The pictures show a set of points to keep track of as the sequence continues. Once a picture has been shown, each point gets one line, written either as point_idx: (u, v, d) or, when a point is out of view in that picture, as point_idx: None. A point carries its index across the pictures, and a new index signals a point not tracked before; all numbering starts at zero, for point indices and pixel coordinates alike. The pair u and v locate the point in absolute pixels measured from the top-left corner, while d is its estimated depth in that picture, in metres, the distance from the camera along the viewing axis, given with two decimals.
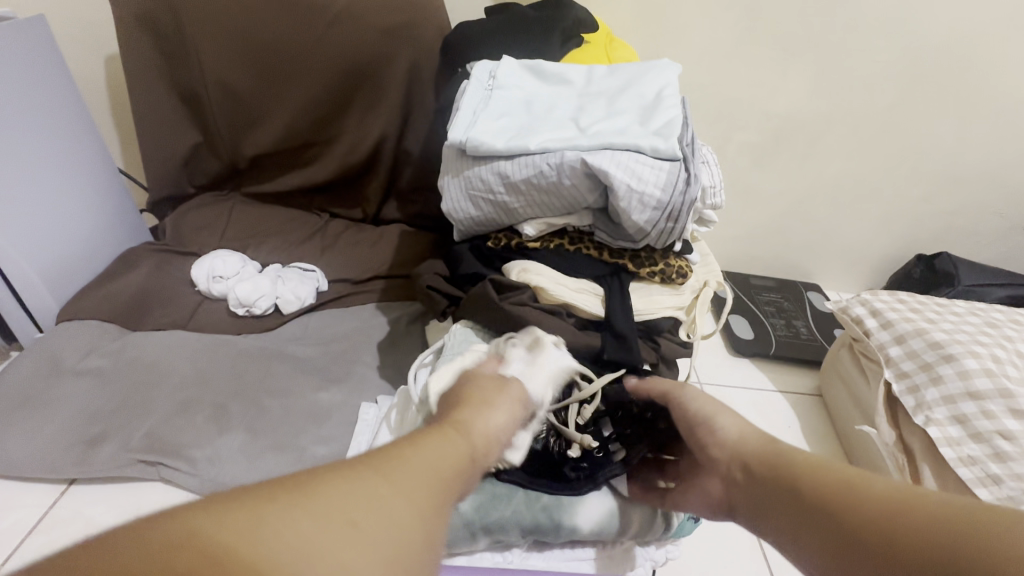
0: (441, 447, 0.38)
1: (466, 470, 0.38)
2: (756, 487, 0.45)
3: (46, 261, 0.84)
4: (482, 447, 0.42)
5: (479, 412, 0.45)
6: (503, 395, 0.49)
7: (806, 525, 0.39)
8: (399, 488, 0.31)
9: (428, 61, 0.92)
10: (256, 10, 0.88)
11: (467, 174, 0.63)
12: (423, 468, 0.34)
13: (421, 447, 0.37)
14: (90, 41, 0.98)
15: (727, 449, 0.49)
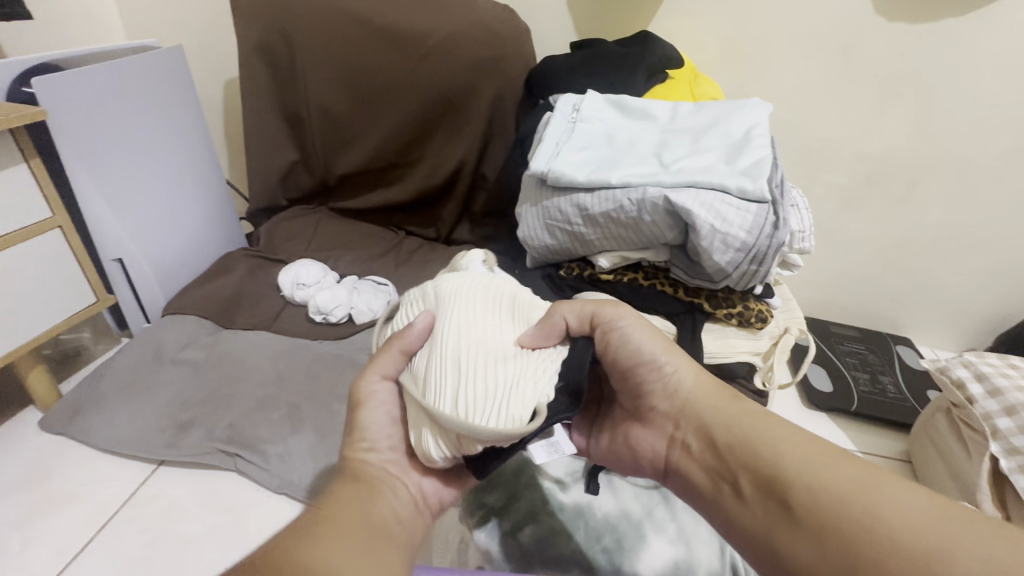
0: (347, 504, 0.41)
1: (370, 499, 0.42)
2: (729, 478, 0.43)
3: (159, 261, 0.94)
4: (385, 474, 0.45)
5: (353, 440, 0.46)
6: (366, 410, 0.46)
7: (799, 541, 0.37)
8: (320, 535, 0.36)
9: (511, 93, 0.95)
10: (356, 43, 0.94)
11: (546, 204, 0.65)
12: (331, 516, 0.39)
13: (329, 515, 0.39)
14: (215, 68, 1.10)
15: (680, 402, 0.47)
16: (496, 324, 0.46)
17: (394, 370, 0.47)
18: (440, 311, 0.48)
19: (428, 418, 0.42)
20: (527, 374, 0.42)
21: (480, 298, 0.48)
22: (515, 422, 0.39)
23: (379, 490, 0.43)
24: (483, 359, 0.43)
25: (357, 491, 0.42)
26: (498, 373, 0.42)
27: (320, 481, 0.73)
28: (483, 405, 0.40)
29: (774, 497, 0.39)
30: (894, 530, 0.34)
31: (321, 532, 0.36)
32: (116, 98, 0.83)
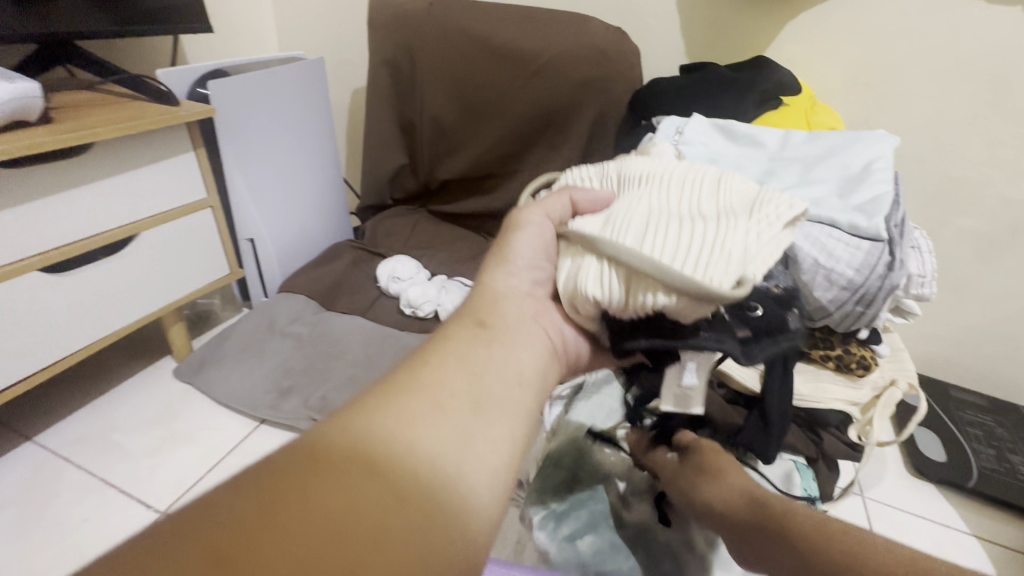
0: (457, 359, 0.35)
1: (484, 355, 0.36)
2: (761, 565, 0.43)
3: (281, 243, 1.06)
4: (508, 325, 0.40)
5: (494, 267, 0.43)
6: (521, 236, 0.44)
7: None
8: (418, 400, 0.31)
9: (615, 112, 0.96)
10: (471, 59, 1.01)
11: None
12: (438, 371, 0.34)
13: (432, 373, 0.34)
14: (347, 78, 1.23)
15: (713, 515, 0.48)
16: (693, 196, 0.41)
17: (560, 215, 0.44)
18: (629, 180, 0.45)
19: (596, 256, 0.38)
20: (740, 237, 0.36)
21: (678, 175, 0.43)
22: (722, 282, 0.33)
23: (502, 341, 0.38)
24: (677, 221, 0.38)
25: (471, 343, 0.37)
26: (696, 234, 0.36)
27: None
28: (680, 253, 0.35)
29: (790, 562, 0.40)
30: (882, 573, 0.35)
31: (418, 399, 0.31)
32: (268, 101, 0.96)
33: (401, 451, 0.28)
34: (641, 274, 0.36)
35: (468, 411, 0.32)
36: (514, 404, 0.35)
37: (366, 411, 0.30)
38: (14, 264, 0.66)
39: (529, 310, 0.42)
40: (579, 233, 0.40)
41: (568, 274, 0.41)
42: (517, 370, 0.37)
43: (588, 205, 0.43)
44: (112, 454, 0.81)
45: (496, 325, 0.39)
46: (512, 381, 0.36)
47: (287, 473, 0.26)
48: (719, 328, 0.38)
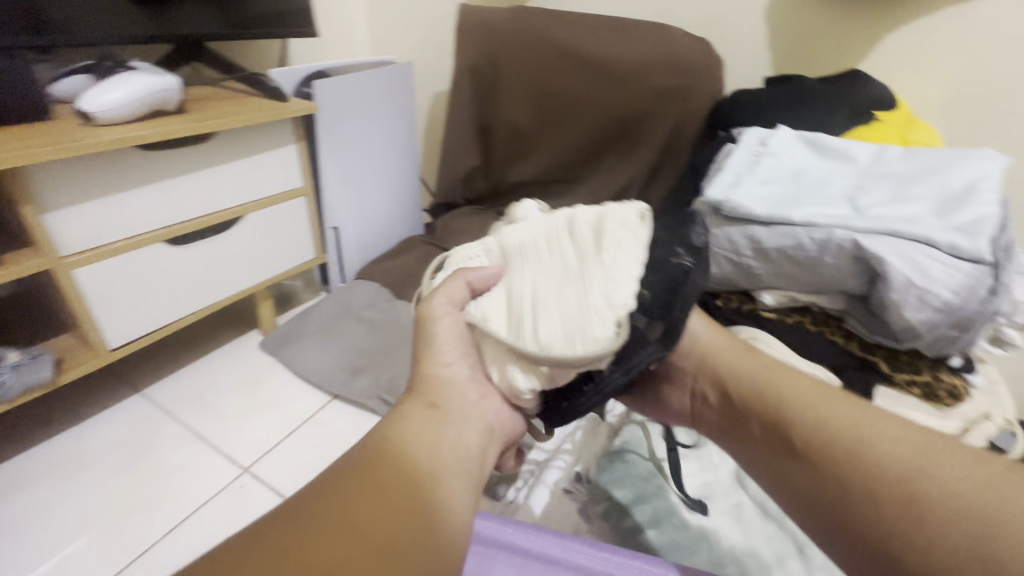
0: (416, 437, 0.41)
1: (434, 435, 0.42)
2: (739, 419, 0.50)
3: (360, 234, 1.13)
4: (457, 405, 0.45)
5: (427, 360, 0.47)
6: (438, 326, 0.48)
7: (803, 478, 0.43)
8: (375, 483, 0.37)
9: (693, 123, 0.94)
10: (551, 66, 1.03)
11: (716, 232, 0.64)
12: (392, 453, 0.39)
13: (394, 450, 0.39)
14: (430, 82, 1.29)
15: (696, 360, 0.54)
16: (562, 253, 0.47)
17: (462, 298, 0.49)
18: (509, 255, 0.51)
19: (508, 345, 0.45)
20: (602, 289, 0.42)
21: (542, 238, 0.49)
22: (605, 342, 0.40)
23: (451, 418, 0.44)
24: (558, 293, 0.44)
25: (427, 421, 0.43)
26: (576, 303, 0.43)
27: None
28: (569, 329, 0.42)
29: (785, 444, 0.45)
30: (883, 463, 0.40)
31: (379, 480, 0.37)
32: (360, 100, 1.03)
33: (368, 527, 0.34)
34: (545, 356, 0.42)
35: (424, 485, 0.38)
36: (466, 480, 0.41)
37: (340, 485, 0.36)
38: (146, 234, 0.76)
39: (468, 389, 0.47)
40: (486, 327, 0.46)
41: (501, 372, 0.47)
42: (467, 449, 0.43)
43: (485, 288, 0.49)
44: (203, 414, 0.90)
45: (446, 405, 0.44)
46: (463, 461, 0.42)
47: (277, 542, 0.33)
48: (636, 340, 0.45)
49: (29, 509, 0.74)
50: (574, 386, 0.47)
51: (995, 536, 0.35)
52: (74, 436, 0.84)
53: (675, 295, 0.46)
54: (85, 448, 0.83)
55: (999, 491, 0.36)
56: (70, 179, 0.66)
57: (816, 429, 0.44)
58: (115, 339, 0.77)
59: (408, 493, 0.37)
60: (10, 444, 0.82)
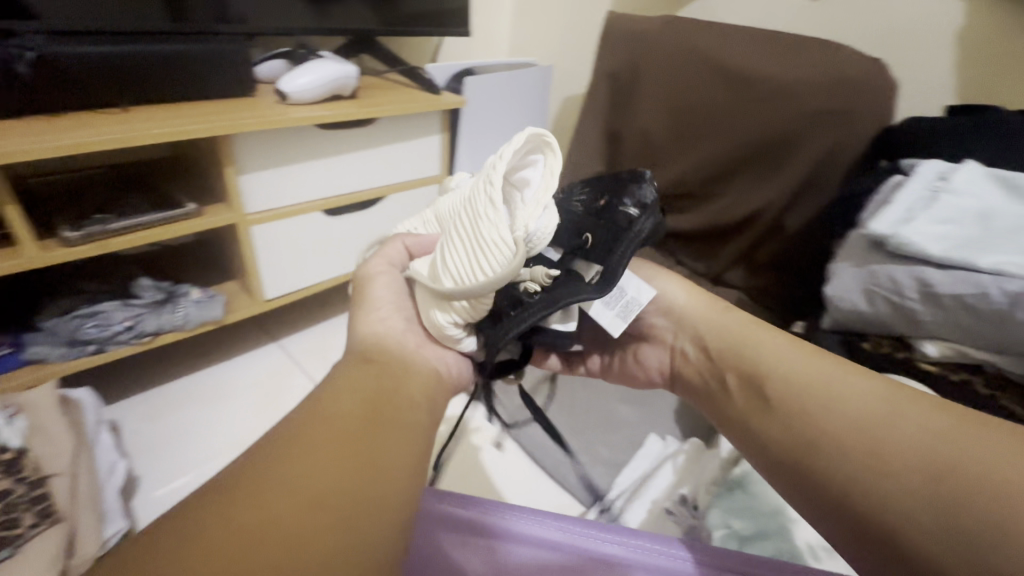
0: (354, 385, 0.38)
1: (369, 388, 0.38)
2: (716, 376, 0.47)
3: None
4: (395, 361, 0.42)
5: (360, 317, 0.45)
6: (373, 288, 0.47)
7: (772, 429, 0.40)
8: (302, 439, 0.33)
9: (850, 148, 0.87)
10: (696, 78, 1.01)
11: (874, 268, 0.59)
12: (319, 407, 0.36)
13: (331, 399, 0.36)
14: (566, 87, 1.32)
15: (674, 319, 0.51)
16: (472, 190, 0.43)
17: (400, 261, 0.49)
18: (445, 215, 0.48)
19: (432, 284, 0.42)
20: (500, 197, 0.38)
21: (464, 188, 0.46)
22: (512, 248, 0.37)
23: (393, 370, 0.40)
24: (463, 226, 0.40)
25: (362, 378, 0.39)
26: (473, 229, 0.39)
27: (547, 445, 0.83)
28: (477, 246, 0.38)
29: (759, 394, 0.42)
30: (847, 418, 0.36)
31: (305, 436, 0.33)
32: (501, 99, 1.07)
33: (297, 483, 0.30)
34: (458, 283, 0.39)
35: (358, 431, 0.34)
36: (419, 417, 0.38)
37: (274, 445, 0.33)
38: (307, 203, 0.85)
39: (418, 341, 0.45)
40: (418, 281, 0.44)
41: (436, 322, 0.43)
42: (414, 391, 0.40)
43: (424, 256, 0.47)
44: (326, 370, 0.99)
45: (387, 357, 0.42)
46: (415, 402, 0.39)
47: (187, 520, 0.28)
48: (570, 281, 0.41)
49: (181, 425, 0.86)
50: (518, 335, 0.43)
51: (947, 490, 0.30)
52: (224, 369, 0.97)
53: (617, 239, 0.43)
54: (231, 380, 0.95)
55: (960, 444, 0.32)
56: (260, 147, 0.76)
57: (790, 398, 0.40)
58: (270, 291, 0.87)
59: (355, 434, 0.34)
60: (178, 365, 0.96)
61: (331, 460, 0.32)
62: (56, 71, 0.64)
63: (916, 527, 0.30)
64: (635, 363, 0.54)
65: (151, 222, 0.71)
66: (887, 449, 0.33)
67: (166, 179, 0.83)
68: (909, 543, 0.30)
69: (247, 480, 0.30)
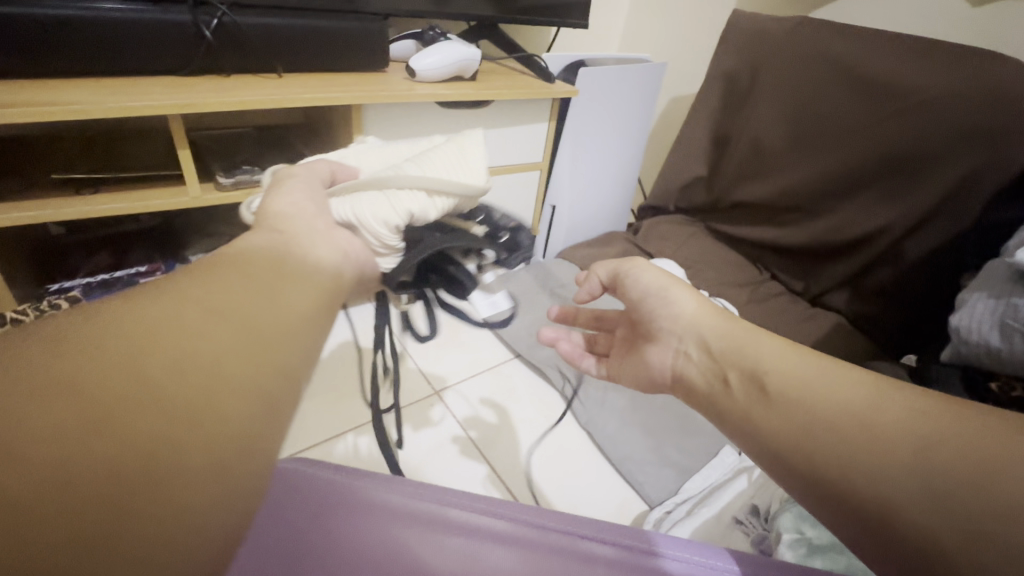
0: (257, 247, 0.32)
1: (279, 244, 0.33)
2: (717, 373, 0.39)
3: (574, 219, 1.20)
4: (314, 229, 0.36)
5: (266, 196, 0.37)
6: (295, 181, 0.40)
7: (770, 421, 0.34)
8: (202, 275, 0.28)
9: (1003, 167, 0.76)
10: (824, 85, 0.95)
11: (1015, 301, 0.53)
12: (223, 255, 0.30)
13: (226, 256, 0.30)
14: (676, 86, 1.30)
15: (681, 320, 0.43)
16: (421, 148, 0.52)
17: (321, 171, 0.44)
18: (371, 161, 0.50)
19: (380, 186, 0.43)
20: (472, 148, 0.50)
21: (404, 149, 0.53)
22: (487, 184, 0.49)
23: (307, 238, 0.35)
24: (423, 158, 0.47)
25: (274, 238, 0.33)
26: (446, 159, 0.47)
27: (617, 439, 0.83)
28: (445, 173, 0.46)
29: (756, 384, 0.36)
30: (840, 404, 0.32)
31: (207, 273, 0.28)
32: (611, 93, 1.07)
33: (193, 309, 0.26)
34: (425, 187, 0.44)
35: (269, 275, 0.30)
36: (314, 322, 0.30)
37: (159, 286, 0.27)
38: None
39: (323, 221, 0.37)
40: (354, 184, 0.43)
41: (350, 224, 0.42)
42: (316, 293, 0.32)
43: (340, 177, 0.46)
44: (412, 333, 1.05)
45: (293, 231, 0.34)
46: (316, 308, 0.31)
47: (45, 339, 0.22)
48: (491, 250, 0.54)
49: None
50: (437, 258, 0.50)
51: (938, 468, 0.27)
52: None
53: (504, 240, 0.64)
54: None
55: (969, 430, 0.28)
56: (388, 120, 0.83)
57: (785, 381, 0.35)
58: None
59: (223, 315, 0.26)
60: None
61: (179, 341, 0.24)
62: (231, 36, 0.73)
63: (914, 515, 0.26)
64: (641, 366, 0.47)
65: None
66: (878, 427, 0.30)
67: (302, 141, 0.92)
68: (916, 538, 0.26)
69: (107, 318, 0.24)
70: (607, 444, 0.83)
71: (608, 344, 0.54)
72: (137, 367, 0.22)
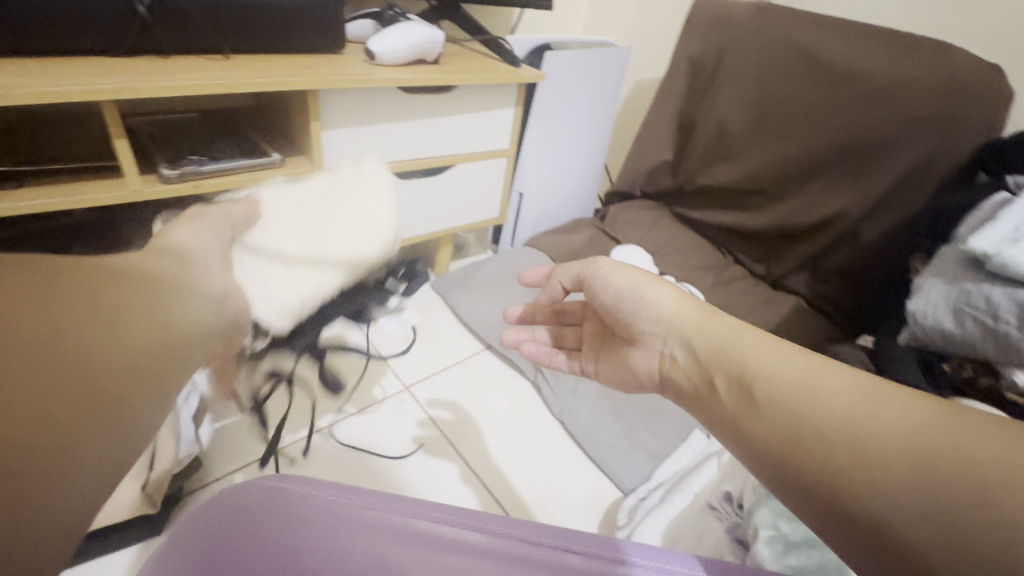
0: (154, 269, 0.34)
1: (170, 269, 0.35)
2: (705, 377, 0.40)
3: (541, 205, 1.19)
4: (203, 266, 0.39)
5: (175, 227, 0.42)
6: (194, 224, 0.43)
7: (758, 427, 0.34)
8: (106, 271, 0.29)
9: (952, 156, 0.81)
10: (784, 71, 0.97)
11: (968, 287, 0.56)
12: (124, 265, 0.31)
13: (128, 265, 0.32)
14: (641, 71, 1.29)
15: (661, 324, 0.45)
16: (348, 193, 0.60)
17: (245, 215, 0.51)
18: (294, 188, 0.58)
19: (274, 260, 0.52)
20: (383, 213, 0.60)
21: (333, 180, 0.61)
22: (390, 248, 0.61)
23: (195, 270, 0.37)
24: (340, 227, 0.57)
25: (167, 266, 0.35)
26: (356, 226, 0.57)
27: (589, 426, 0.84)
28: (354, 245, 0.56)
29: (744, 391, 0.36)
30: (826, 413, 0.31)
31: (108, 272, 0.29)
32: (577, 79, 1.06)
33: (96, 301, 0.26)
34: (327, 272, 0.55)
35: (171, 292, 0.32)
36: (204, 339, 0.32)
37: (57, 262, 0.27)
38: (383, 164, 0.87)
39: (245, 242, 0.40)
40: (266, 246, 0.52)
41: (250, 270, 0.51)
42: (203, 311, 0.33)
43: (254, 217, 0.52)
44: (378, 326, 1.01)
45: (189, 264, 0.38)
46: (204, 328, 0.32)
47: None
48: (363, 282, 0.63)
49: None
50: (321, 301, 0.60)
51: (933, 478, 0.25)
52: None
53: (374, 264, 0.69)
54: None
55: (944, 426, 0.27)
56: (346, 105, 0.78)
57: (779, 389, 0.34)
58: None
59: (96, 306, 0.26)
60: None
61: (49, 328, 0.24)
62: (168, 11, 0.67)
63: (898, 523, 0.25)
64: (625, 364, 0.50)
65: (240, 166, 0.74)
66: (876, 437, 0.28)
67: (253, 127, 0.86)
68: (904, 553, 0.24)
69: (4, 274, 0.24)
70: (580, 432, 0.84)
71: (576, 338, 0.59)
72: (31, 336, 0.23)
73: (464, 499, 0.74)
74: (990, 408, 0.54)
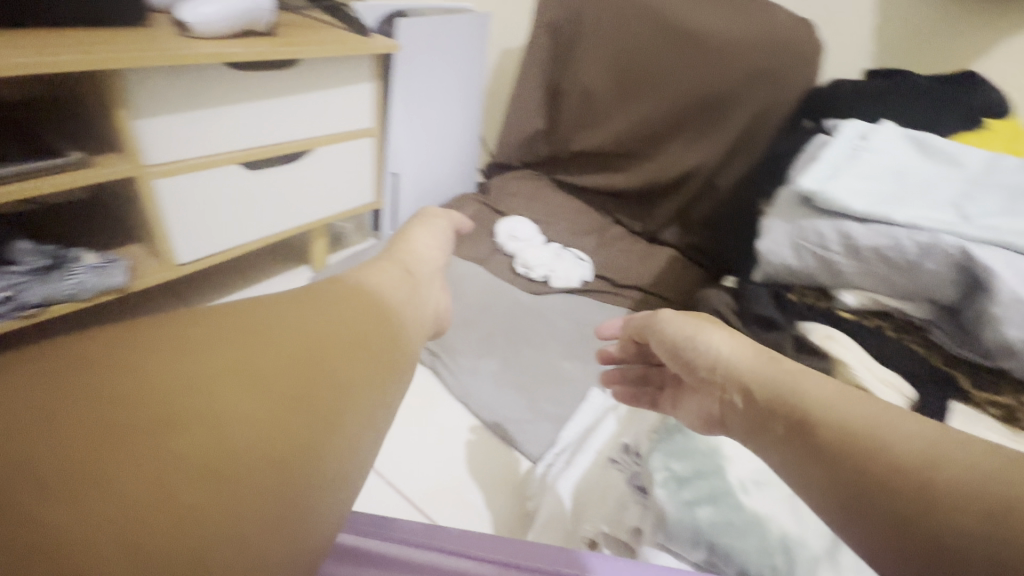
0: (363, 300, 0.33)
1: (379, 297, 0.35)
2: (760, 420, 0.33)
3: (418, 184, 1.13)
4: (415, 280, 0.40)
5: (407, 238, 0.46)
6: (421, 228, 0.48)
7: (814, 468, 0.28)
8: (310, 318, 0.30)
9: (781, 106, 0.90)
10: (636, 33, 1.00)
11: (804, 223, 0.62)
12: (332, 301, 0.32)
13: (336, 297, 0.33)
14: (503, 38, 1.26)
15: (715, 368, 0.37)
16: None
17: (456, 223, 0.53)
18: None
19: None
20: None
21: None
22: None
23: (405, 288, 0.38)
24: None
25: (368, 295, 0.34)
26: None
27: (494, 403, 0.83)
28: None
29: (796, 426, 0.30)
30: (890, 449, 0.26)
31: (313, 318, 0.30)
32: (438, 48, 1.00)
33: (291, 363, 0.27)
34: None
35: (365, 335, 0.31)
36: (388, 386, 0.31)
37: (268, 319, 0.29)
38: (226, 154, 0.77)
39: (432, 274, 0.44)
40: None
41: None
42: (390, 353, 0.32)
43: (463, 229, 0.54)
44: None
45: (385, 283, 0.37)
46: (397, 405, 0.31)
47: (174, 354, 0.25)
48: None
49: None
50: None
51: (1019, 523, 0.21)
52: None
53: None
54: None
55: None
56: (162, 88, 0.67)
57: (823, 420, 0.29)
58: (183, 255, 0.79)
59: (275, 376, 0.26)
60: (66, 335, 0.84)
61: (228, 402, 0.24)
62: None
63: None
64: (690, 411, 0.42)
65: (27, 170, 0.60)
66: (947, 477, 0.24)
67: (42, 122, 0.70)
68: None
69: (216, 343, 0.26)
70: (485, 412, 0.82)
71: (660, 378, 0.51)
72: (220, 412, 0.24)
73: (375, 505, 0.70)
74: (823, 325, 0.62)
